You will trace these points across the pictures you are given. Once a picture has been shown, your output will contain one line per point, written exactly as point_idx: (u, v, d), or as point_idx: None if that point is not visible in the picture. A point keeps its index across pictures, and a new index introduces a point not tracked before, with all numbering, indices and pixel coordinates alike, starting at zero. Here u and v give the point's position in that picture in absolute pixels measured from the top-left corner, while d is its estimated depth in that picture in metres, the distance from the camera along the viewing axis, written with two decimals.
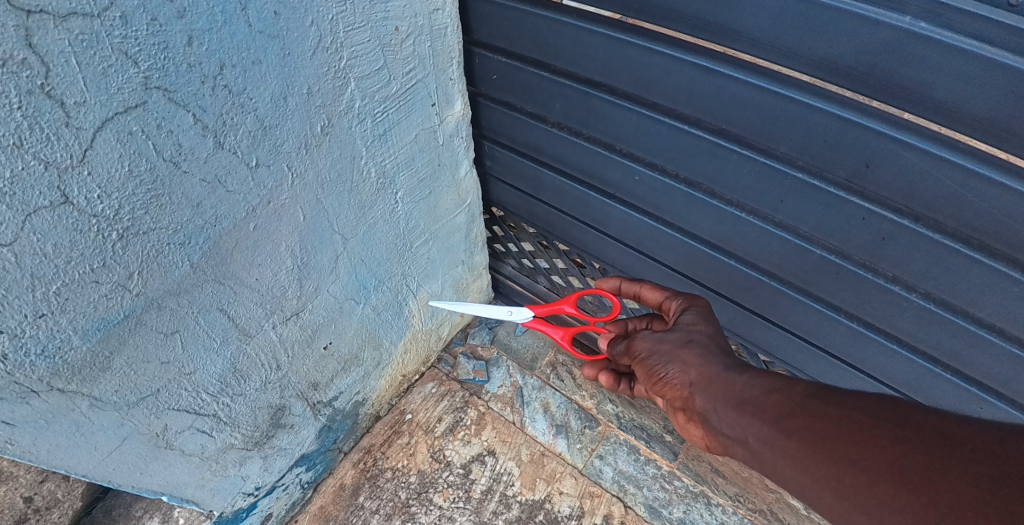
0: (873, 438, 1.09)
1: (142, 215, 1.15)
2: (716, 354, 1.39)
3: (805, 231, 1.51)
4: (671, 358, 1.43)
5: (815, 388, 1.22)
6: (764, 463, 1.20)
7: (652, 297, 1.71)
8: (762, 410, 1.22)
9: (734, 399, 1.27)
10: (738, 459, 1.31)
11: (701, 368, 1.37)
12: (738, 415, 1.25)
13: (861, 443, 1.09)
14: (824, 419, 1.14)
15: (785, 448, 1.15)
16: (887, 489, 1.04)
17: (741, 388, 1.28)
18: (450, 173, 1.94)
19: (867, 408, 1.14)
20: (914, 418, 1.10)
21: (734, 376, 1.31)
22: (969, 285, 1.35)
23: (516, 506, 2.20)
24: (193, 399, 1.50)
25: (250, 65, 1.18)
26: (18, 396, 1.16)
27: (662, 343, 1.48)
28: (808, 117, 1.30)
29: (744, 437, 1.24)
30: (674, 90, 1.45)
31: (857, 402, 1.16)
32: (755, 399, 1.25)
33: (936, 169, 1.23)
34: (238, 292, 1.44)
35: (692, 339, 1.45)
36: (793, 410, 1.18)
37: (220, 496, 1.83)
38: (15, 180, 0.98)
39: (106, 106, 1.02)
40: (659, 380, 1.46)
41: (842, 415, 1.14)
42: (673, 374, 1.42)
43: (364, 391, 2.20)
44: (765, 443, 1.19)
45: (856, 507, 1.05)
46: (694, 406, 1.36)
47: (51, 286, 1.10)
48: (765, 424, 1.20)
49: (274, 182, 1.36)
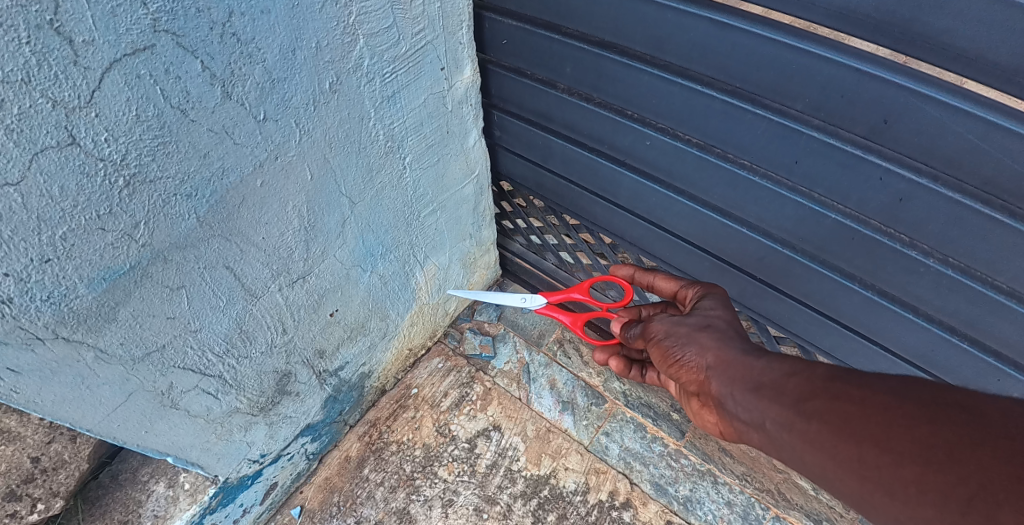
0: (898, 418, 1.00)
1: (148, 161, 1.14)
2: (734, 339, 1.35)
3: (819, 195, 1.48)
4: (689, 340, 1.38)
5: (838, 371, 1.13)
6: (782, 448, 1.11)
7: (666, 288, 1.68)
8: (782, 393, 1.15)
9: (752, 383, 1.21)
10: (752, 446, 1.24)
11: (719, 352, 1.32)
12: (754, 398, 1.19)
13: (886, 423, 1.00)
14: (846, 401, 1.05)
15: (805, 431, 1.07)
16: (912, 468, 0.94)
17: (760, 372, 1.21)
18: (459, 142, 1.93)
19: (893, 389, 1.05)
20: (943, 399, 1.01)
21: (753, 360, 1.25)
22: (989, 247, 1.33)
23: (521, 481, 2.19)
24: (199, 359, 1.50)
25: (259, 14, 1.17)
26: (24, 342, 1.16)
27: (680, 326, 1.43)
28: (825, 72, 1.28)
29: (761, 421, 1.17)
30: (688, 47, 1.43)
31: (881, 384, 1.06)
32: (774, 382, 1.18)
33: (958, 123, 1.20)
34: (245, 250, 1.43)
35: (710, 324, 1.40)
36: (815, 392, 1.10)
37: (225, 461, 1.83)
38: (22, 118, 0.98)
39: (115, 47, 1.01)
40: (674, 362, 1.40)
41: (865, 397, 1.05)
42: (690, 356, 1.36)
43: (370, 363, 2.20)
44: (783, 426, 1.11)
45: (879, 489, 0.96)
46: (710, 390, 1.30)
47: (57, 230, 1.09)
48: (784, 407, 1.12)
49: (282, 138, 1.35)
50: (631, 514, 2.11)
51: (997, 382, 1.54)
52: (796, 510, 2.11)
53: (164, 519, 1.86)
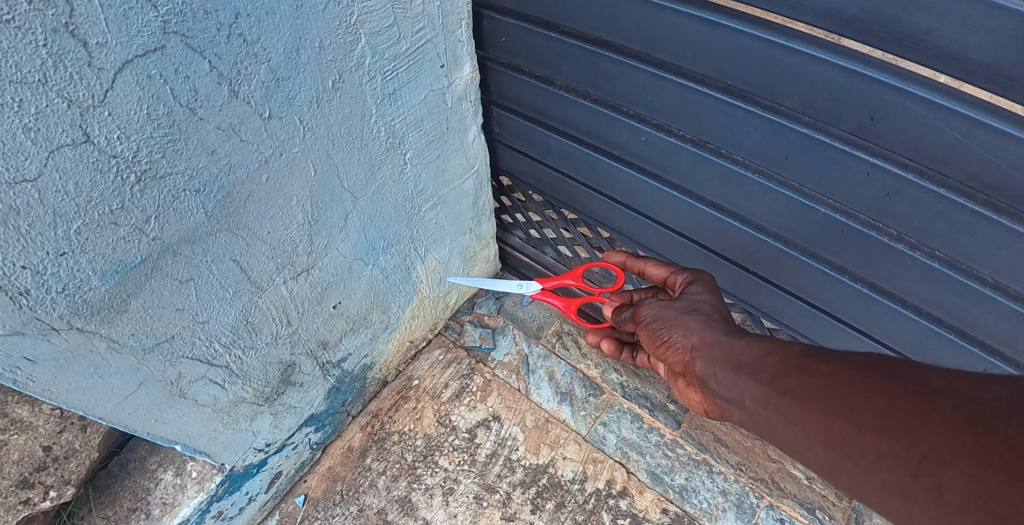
0: (860, 390, 1.05)
1: (159, 158, 1.19)
2: (718, 322, 1.39)
3: (809, 190, 1.52)
4: (676, 322, 1.44)
5: (811, 350, 1.18)
6: (759, 422, 1.17)
7: (656, 274, 1.73)
8: (759, 371, 1.20)
9: (733, 363, 1.26)
10: (734, 422, 1.30)
11: (703, 333, 1.37)
12: (734, 376, 1.24)
13: (849, 395, 1.05)
14: (815, 376, 1.11)
15: (779, 405, 1.12)
16: (871, 436, 1.00)
17: (740, 351, 1.26)
18: (459, 137, 1.97)
19: (857, 362, 1.10)
20: (901, 370, 1.06)
21: (734, 340, 1.30)
22: (974, 241, 1.36)
23: (520, 470, 2.24)
24: (206, 349, 1.54)
25: (263, 15, 1.20)
26: (40, 332, 1.21)
27: (667, 310, 1.49)
28: (814, 70, 1.32)
29: (741, 397, 1.22)
30: (681, 46, 1.47)
31: (847, 359, 1.11)
32: (753, 361, 1.23)
33: (942, 120, 1.24)
34: (251, 244, 1.47)
35: (696, 308, 1.46)
36: (788, 369, 1.16)
37: (232, 450, 1.88)
38: (39, 117, 1.02)
39: (127, 48, 1.05)
40: (661, 344, 1.46)
41: (832, 372, 1.10)
42: (676, 338, 1.42)
43: (372, 355, 2.24)
44: (760, 401, 1.16)
45: (843, 456, 1.02)
46: (695, 370, 1.36)
47: (72, 225, 1.14)
48: (761, 384, 1.18)
49: (287, 135, 1.39)
50: (628, 502, 2.16)
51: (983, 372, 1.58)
52: (789, 499, 2.16)
53: (172, 506, 1.90)
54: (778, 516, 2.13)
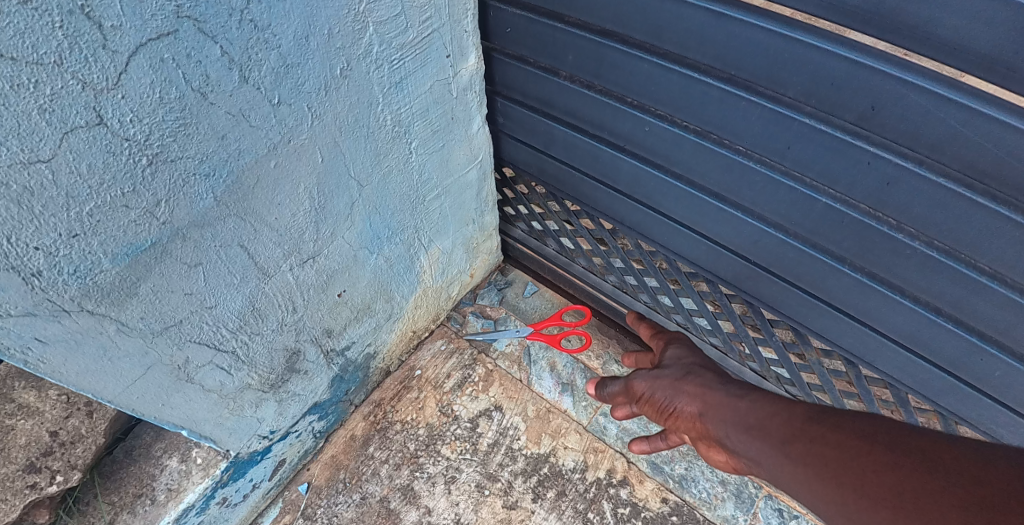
0: (852, 432, 1.11)
1: (170, 142, 1.20)
2: (719, 381, 1.43)
3: (811, 180, 1.54)
4: (676, 390, 1.47)
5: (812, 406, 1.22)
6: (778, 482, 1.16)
7: None
8: (768, 433, 1.22)
9: (743, 424, 1.27)
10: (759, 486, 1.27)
11: (708, 395, 1.39)
12: (747, 439, 1.25)
13: (844, 438, 1.10)
14: (814, 427, 1.15)
15: (789, 460, 1.14)
16: (863, 467, 1.04)
17: (746, 412, 1.29)
18: (463, 128, 1.98)
19: (851, 415, 1.15)
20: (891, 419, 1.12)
21: (736, 400, 1.33)
22: (972, 230, 1.38)
23: (521, 459, 2.26)
24: (213, 334, 1.56)
25: (274, 1, 1.22)
26: (51, 313, 1.22)
27: (664, 380, 1.54)
28: (816, 60, 1.33)
29: (760, 460, 1.21)
30: (685, 36, 1.49)
31: (839, 414, 1.17)
32: (761, 422, 1.25)
33: (941, 109, 1.25)
34: (259, 230, 1.48)
35: (693, 372, 1.50)
36: (793, 427, 1.19)
37: (237, 436, 1.90)
38: (54, 98, 1.03)
39: (141, 32, 1.07)
40: (670, 415, 1.48)
41: (827, 422, 1.15)
42: (683, 405, 1.44)
43: (375, 343, 2.26)
44: (776, 463, 1.17)
45: (833, 484, 1.05)
46: (707, 434, 1.36)
47: (84, 207, 1.15)
48: (773, 446, 1.19)
49: (295, 122, 1.40)
50: (628, 491, 2.18)
51: (981, 362, 1.58)
52: None
53: (177, 492, 1.91)
54: (777, 506, 2.14)
